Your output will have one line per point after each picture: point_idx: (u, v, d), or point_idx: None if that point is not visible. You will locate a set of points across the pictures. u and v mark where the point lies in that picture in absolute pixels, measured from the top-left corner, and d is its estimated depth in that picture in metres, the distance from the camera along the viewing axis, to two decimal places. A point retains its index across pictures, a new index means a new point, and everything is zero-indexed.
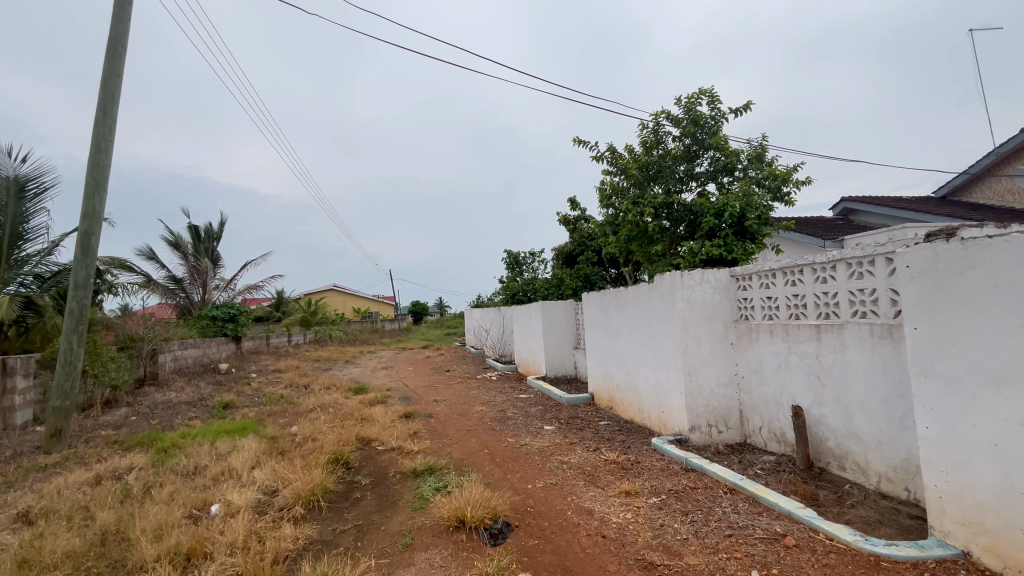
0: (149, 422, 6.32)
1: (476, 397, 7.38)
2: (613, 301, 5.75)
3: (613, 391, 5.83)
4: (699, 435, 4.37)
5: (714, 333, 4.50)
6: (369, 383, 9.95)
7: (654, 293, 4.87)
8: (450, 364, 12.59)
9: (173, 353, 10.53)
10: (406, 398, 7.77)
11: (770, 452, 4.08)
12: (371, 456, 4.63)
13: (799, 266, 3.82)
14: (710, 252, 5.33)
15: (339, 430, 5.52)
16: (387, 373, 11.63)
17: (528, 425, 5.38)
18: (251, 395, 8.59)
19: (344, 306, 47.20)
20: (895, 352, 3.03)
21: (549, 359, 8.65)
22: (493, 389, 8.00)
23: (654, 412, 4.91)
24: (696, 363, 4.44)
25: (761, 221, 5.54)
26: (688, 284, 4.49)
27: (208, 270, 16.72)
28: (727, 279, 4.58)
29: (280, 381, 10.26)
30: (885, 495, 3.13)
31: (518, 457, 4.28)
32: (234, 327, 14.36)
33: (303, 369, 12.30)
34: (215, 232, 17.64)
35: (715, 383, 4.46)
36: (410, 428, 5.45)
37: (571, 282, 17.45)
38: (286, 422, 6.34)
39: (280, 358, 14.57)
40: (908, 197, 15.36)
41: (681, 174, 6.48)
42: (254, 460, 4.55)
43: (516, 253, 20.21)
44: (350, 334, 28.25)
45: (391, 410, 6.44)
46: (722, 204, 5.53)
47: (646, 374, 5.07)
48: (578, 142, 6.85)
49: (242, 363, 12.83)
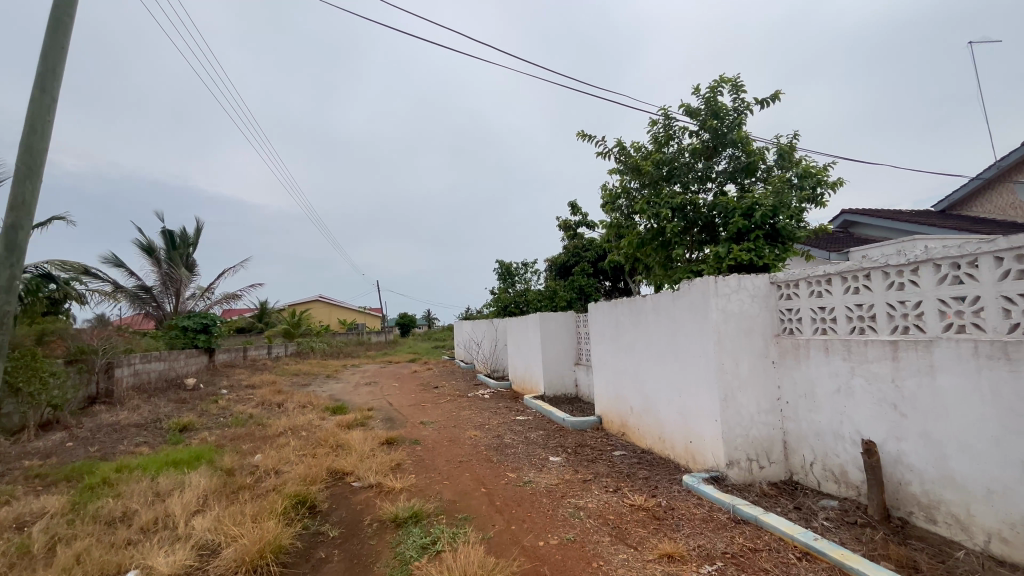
0: (86, 449, 5.42)
1: (468, 419, 6.61)
2: (627, 312, 5.06)
3: (627, 416, 5.10)
4: (738, 472, 3.67)
5: (752, 350, 3.82)
6: (350, 401, 9.09)
7: (679, 302, 4.19)
8: (438, 380, 11.77)
9: (132, 367, 9.57)
10: (389, 419, 6.97)
11: (827, 494, 3.39)
12: (344, 496, 3.84)
13: (864, 269, 3.17)
14: (739, 257, 4.67)
15: (309, 461, 4.70)
16: (371, 390, 10.80)
17: (530, 457, 4.63)
18: (216, 415, 7.70)
19: (329, 317, 45.96)
20: (1013, 377, 2.38)
21: (547, 376, 7.93)
22: (486, 409, 7.23)
23: (679, 441, 4.20)
24: (733, 386, 3.75)
25: (795, 221, 4.88)
26: (724, 292, 3.81)
27: (183, 278, 15.60)
28: (766, 287, 3.93)
29: (251, 398, 9.34)
30: (999, 561, 2.45)
31: (523, 500, 3.53)
32: (206, 339, 13.38)
33: (279, 385, 11.38)
34: (191, 238, 16.57)
35: (755, 409, 3.77)
36: (392, 459, 4.66)
37: (566, 293, 16.81)
38: (250, 449, 5.48)
39: (256, 373, 13.61)
40: (908, 211, 15.11)
41: (699, 172, 5.87)
42: (200, 503, 3.72)
43: (508, 263, 19.50)
44: (334, 346, 27.18)
45: (372, 436, 5.64)
46: (751, 201, 4.87)
47: (668, 397, 4.37)
48: (585, 136, 6.25)
49: (212, 377, 11.87)
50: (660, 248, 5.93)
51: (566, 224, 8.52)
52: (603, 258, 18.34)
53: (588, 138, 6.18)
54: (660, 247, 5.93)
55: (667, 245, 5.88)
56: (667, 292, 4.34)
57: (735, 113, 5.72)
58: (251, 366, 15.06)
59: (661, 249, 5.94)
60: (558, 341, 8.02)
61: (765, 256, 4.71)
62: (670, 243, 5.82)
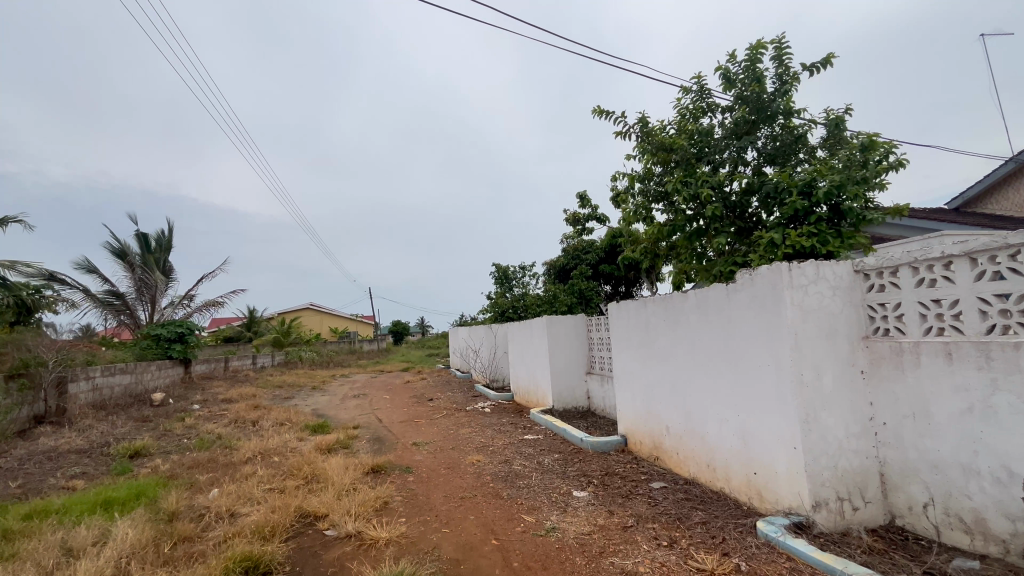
0: (5, 485, 4.46)
1: (468, 439, 5.73)
2: (660, 312, 4.22)
3: (663, 438, 4.24)
4: (827, 516, 2.82)
5: (837, 357, 2.98)
6: (334, 417, 8.16)
7: (735, 299, 3.34)
8: (433, 391, 10.83)
9: (90, 382, 8.57)
10: (376, 440, 6.07)
11: (955, 548, 2.55)
12: (311, 553, 2.94)
13: (1010, 246, 2.31)
14: (799, 243, 3.84)
15: (273, 500, 3.78)
16: (359, 404, 9.88)
17: (547, 491, 3.77)
18: (178, 436, 6.75)
19: (320, 326, 44.74)
20: None
21: (555, 387, 7.08)
22: (488, 427, 6.33)
23: (738, 472, 3.35)
24: (816, 404, 2.89)
25: (866, 200, 4.05)
26: (800, 283, 2.97)
27: (158, 284, 14.55)
28: (850, 276, 3.10)
29: (224, 415, 8.39)
30: None
31: (549, 560, 2.66)
32: (181, 349, 12.38)
33: (258, 399, 10.40)
34: (169, 243, 15.62)
35: (843, 433, 2.92)
36: (377, 496, 3.75)
37: (567, 298, 16.01)
38: (206, 482, 4.54)
39: (235, 385, 12.59)
40: (923, 210, 14.43)
41: (737, 150, 5.10)
42: (120, 568, 2.81)
43: (506, 267, 18.66)
44: (324, 355, 26.09)
45: (354, 462, 4.75)
46: (812, 175, 4.07)
47: (720, 417, 3.52)
48: (603, 112, 5.47)
49: (185, 391, 10.87)
50: (692, 237, 5.08)
51: (574, 220, 7.71)
52: (604, 260, 17.58)
53: (604, 114, 5.41)
54: (692, 236, 5.08)
55: (700, 234, 5.04)
56: (718, 286, 3.50)
57: (778, 82, 5.00)
58: (231, 378, 14.03)
59: (693, 238, 5.09)
60: (567, 348, 7.19)
61: (833, 240, 3.87)
62: (706, 230, 4.98)
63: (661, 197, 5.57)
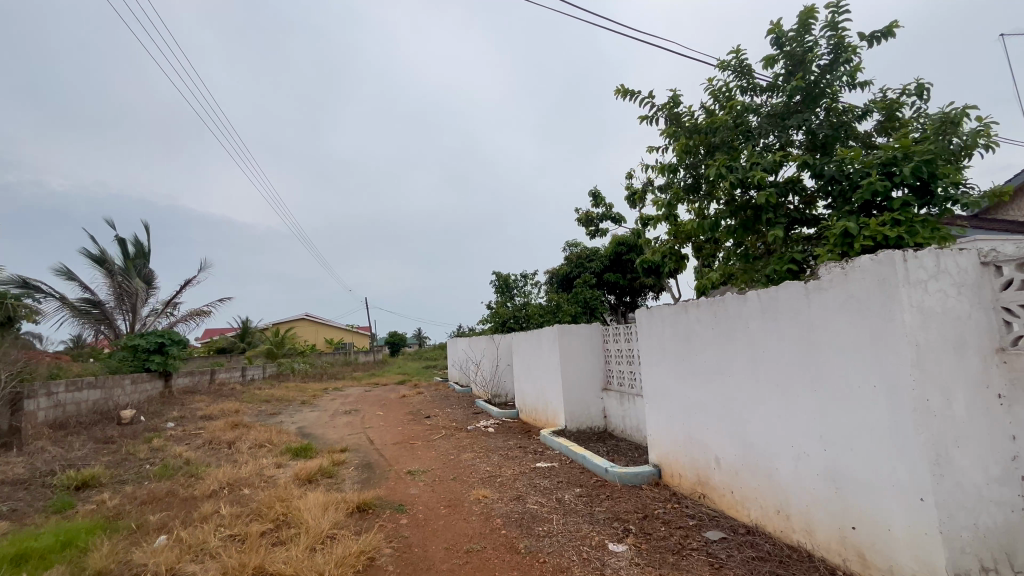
0: None
1: (471, 467, 4.95)
2: (708, 319, 3.51)
3: (713, 472, 3.49)
4: None
5: (968, 376, 2.23)
6: (321, 437, 7.34)
7: (820, 300, 2.62)
8: (430, 407, 10.02)
9: (51, 398, 7.73)
10: (365, 468, 5.28)
11: None
12: None
13: None
14: (880, 232, 3.14)
15: (229, 555, 3.00)
16: (349, 421, 9.07)
17: (575, 544, 2.99)
18: (141, 462, 5.93)
19: (315, 337, 43.77)
20: None
21: (568, 405, 6.33)
22: (494, 452, 5.54)
23: (825, 523, 2.60)
24: (947, 439, 2.14)
25: (955, 181, 3.37)
26: (918, 277, 2.23)
27: (139, 292, 13.77)
28: (977, 268, 2.31)
29: (199, 435, 7.56)
30: None
31: None
32: (160, 361, 11.55)
33: (240, 416, 9.56)
34: (150, 253, 15.03)
35: (984, 479, 2.16)
36: (360, 550, 2.96)
37: (571, 307, 15.31)
38: (154, 526, 3.74)
39: (218, 400, 11.74)
40: None
41: (784, 133, 4.39)
42: None
43: (506, 275, 17.95)
44: (318, 367, 25.25)
45: (336, 498, 3.96)
46: (890, 152, 3.38)
47: (798, 450, 2.77)
48: (626, 92, 4.78)
49: (161, 408, 10.01)
50: (734, 232, 4.35)
51: (587, 220, 7.00)
52: (607, 269, 17.37)
53: (628, 95, 4.71)
54: (733, 231, 4.36)
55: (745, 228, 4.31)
56: (792, 286, 2.78)
57: (832, 53, 4.27)
58: (215, 392, 13.16)
59: (735, 234, 4.36)
60: (581, 361, 6.45)
61: (923, 229, 3.18)
62: (751, 223, 4.26)
63: (693, 190, 4.88)
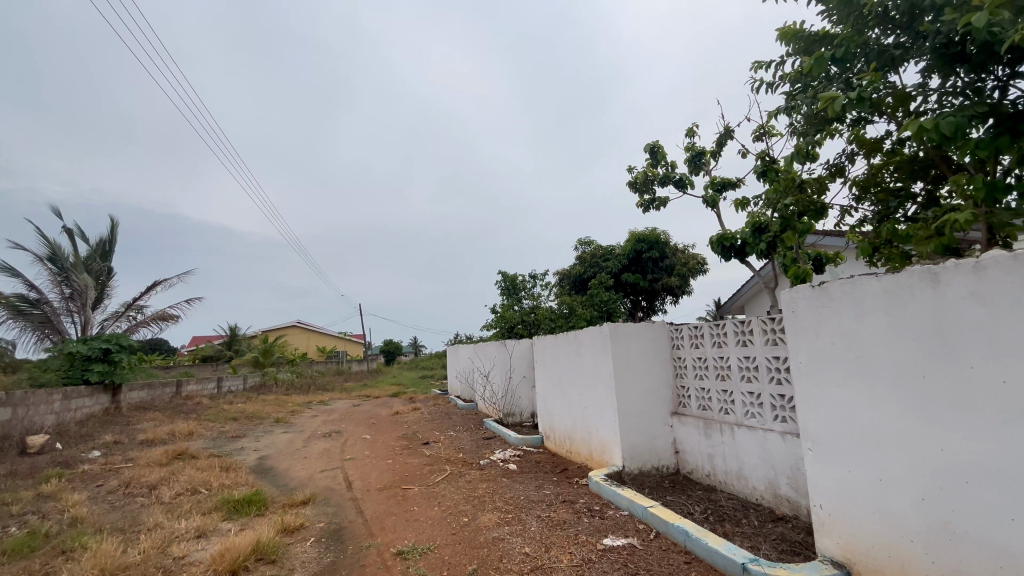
0: None
1: (498, 550, 3.07)
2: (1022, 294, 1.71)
3: None
4: None
5: None
6: (282, 476, 5.45)
7: None
8: (428, 429, 8.15)
9: None
10: (330, 543, 3.40)
11: None
12: None
13: None
14: None
15: None
16: (326, 448, 7.18)
17: None
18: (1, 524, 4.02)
19: (307, 345, 41.81)
20: None
21: (627, 438, 4.50)
22: (529, 513, 3.68)
23: None
24: None
25: None
26: None
27: (90, 288, 11.87)
28: None
29: (119, 472, 5.64)
30: None
31: None
32: (103, 371, 9.62)
33: (190, 442, 7.62)
34: (112, 250, 13.29)
35: None
36: None
37: (586, 311, 13.54)
38: None
39: (174, 418, 9.82)
40: None
41: None
42: None
43: (513, 276, 16.18)
44: (307, 377, 23.34)
45: None
46: None
47: None
48: None
49: (94, 430, 8.07)
50: (984, 147, 2.45)
51: (646, 182, 5.29)
52: (624, 269, 15.73)
53: None
54: (980, 144, 2.45)
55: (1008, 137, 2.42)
56: None
57: None
58: (174, 407, 11.18)
59: (984, 149, 2.45)
60: (640, 375, 4.66)
61: None
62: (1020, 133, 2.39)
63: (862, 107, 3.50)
